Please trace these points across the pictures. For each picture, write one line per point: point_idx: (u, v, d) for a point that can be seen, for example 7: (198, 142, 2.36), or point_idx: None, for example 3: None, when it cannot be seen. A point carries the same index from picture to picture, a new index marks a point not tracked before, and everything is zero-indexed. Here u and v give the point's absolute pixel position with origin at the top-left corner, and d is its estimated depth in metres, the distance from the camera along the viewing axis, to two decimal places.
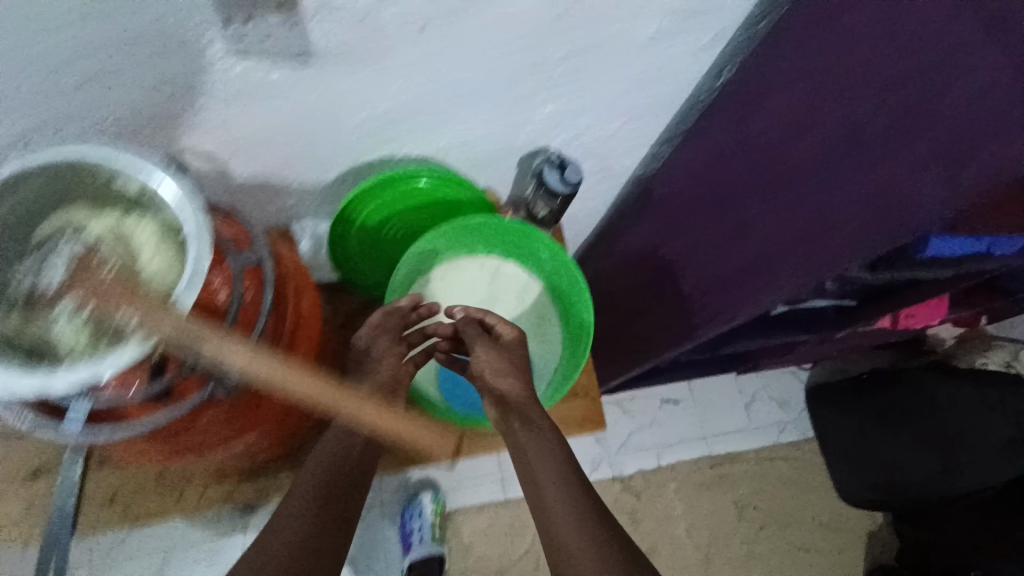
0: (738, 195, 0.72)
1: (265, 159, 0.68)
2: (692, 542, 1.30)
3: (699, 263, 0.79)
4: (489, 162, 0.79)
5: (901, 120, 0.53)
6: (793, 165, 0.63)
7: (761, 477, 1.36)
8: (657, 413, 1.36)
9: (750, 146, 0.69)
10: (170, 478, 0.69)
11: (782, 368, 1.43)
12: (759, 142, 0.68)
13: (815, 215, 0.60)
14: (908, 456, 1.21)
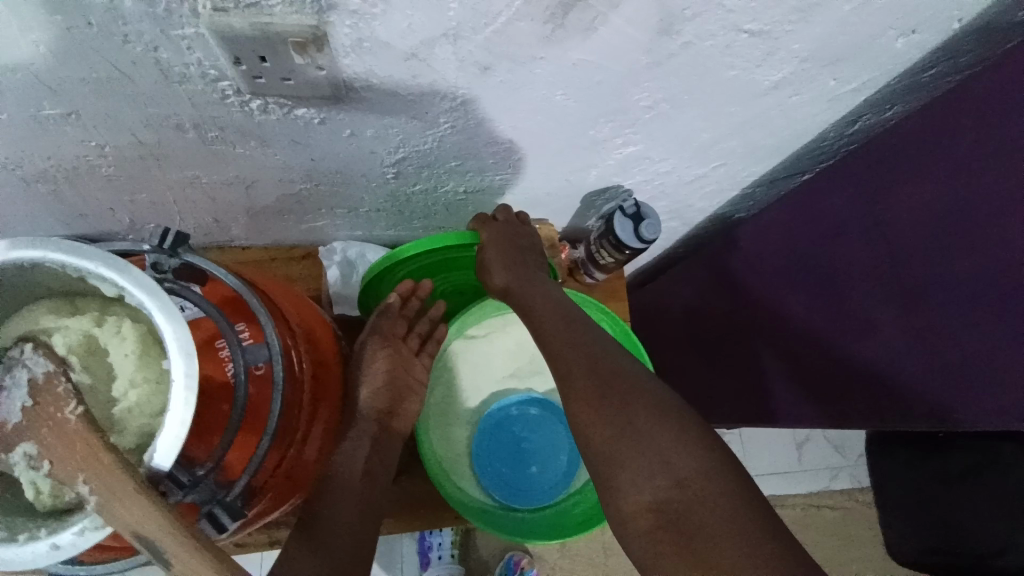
0: (860, 288, 0.58)
1: (290, 185, 0.59)
2: None
3: (795, 342, 0.67)
4: (547, 197, 0.68)
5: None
6: (943, 285, 0.50)
7: (802, 523, 1.26)
8: None
9: (886, 235, 0.55)
10: None
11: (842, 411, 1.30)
12: (900, 235, 0.54)
13: (975, 350, 0.48)
14: (975, 523, 1.05)
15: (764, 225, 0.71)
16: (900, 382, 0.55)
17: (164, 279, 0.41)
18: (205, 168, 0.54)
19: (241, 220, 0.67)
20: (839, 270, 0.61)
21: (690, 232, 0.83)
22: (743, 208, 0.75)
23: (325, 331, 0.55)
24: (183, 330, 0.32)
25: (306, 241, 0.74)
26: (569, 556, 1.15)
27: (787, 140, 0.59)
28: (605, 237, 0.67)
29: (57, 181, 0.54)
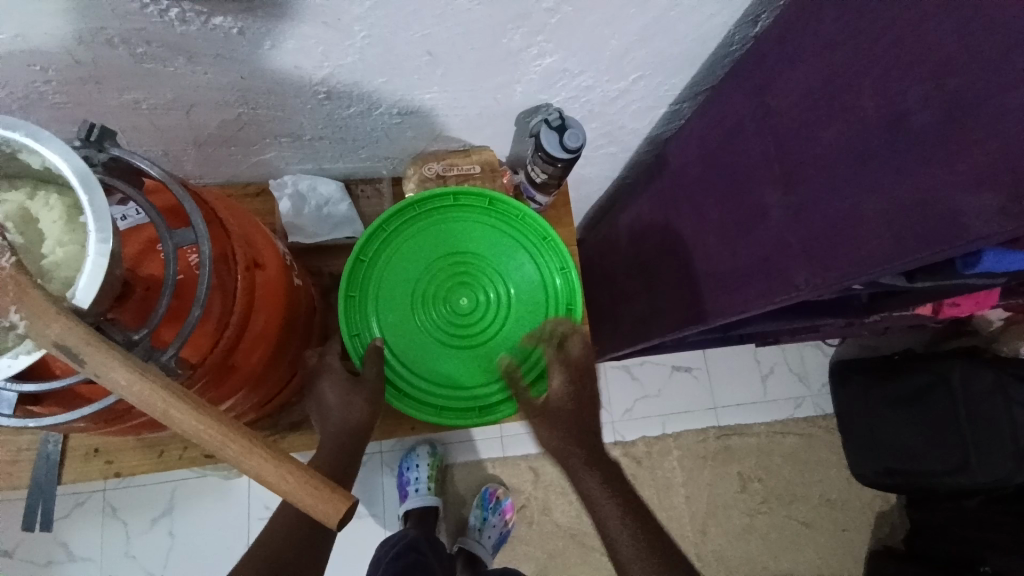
0: (757, 177, 0.62)
1: (229, 109, 0.63)
2: (689, 513, 1.26)
3: (716, 244, 0.70)
4: (480, 119, 0.72)
5: (948, 125, 0.43)
6: (812, 167, 0.54)
7: (769, 449, 1.31)
8: (664, 381, 1.31)
9: (774, 126, 0.59)
10: (148, 439, 0.69)
11: (805, 343, 1.35)
12: (785, 122, 0.57)
13: (839, 215, 0.51)
14: (927, 443, 1.13)
15: (690, 140, 0.75)
16: (796, 261, 0.56)
17: (96, 171, 0.46)
18: (145, 91, 0.58)
19: (191, 153, 0.70)
20: (760, 160, 0.61)
21: (628, 155, 0.87)
22: (671, 126, 0.80)
23: (267, 239, 0.61)
24: (95, 192, 0.36)
25: (258, 176, 0.78)
26: (543, 486, 1.20)
27: (695, 46, 0.63)
28: (536, 153, 0.71)
29: (11, 111, 0.58)
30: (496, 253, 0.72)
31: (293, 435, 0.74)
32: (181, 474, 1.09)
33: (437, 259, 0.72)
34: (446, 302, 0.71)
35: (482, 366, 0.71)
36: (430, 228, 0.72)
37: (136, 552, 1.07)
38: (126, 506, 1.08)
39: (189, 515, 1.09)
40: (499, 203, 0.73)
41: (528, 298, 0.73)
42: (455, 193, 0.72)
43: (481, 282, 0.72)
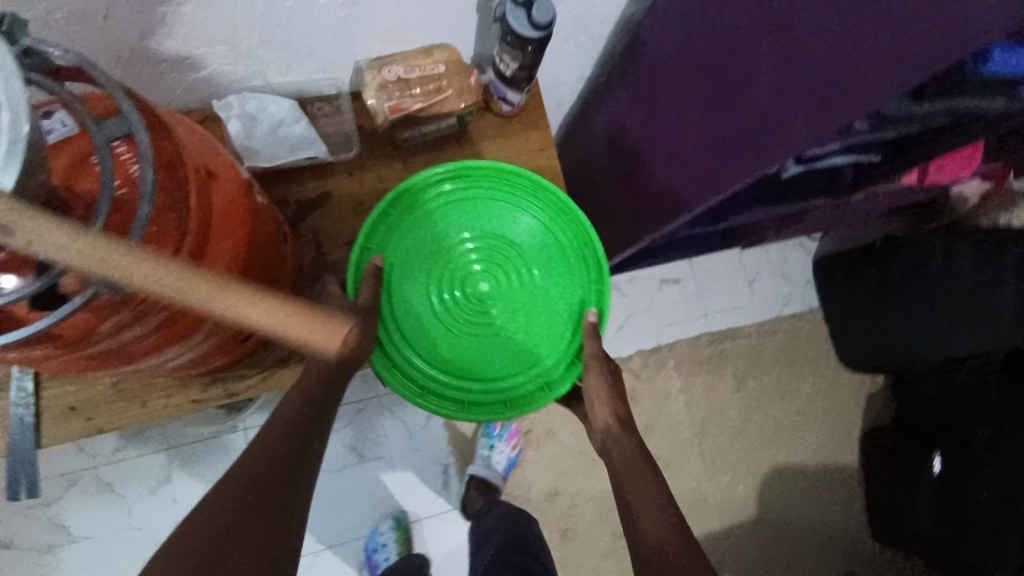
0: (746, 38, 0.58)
1: (152, 9, 0.55)
2: (690, 419, 1.26)
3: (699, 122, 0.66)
4: (439, 7, 0.66)
5: None
6: None
7: (761, 347, 1.32)
8: (654, 294, 1.30)
9: None
10: (128, 391, 0.65)
11: (786, 241, 1.36)
12: None
13: None
14: (907, 326, 1.15)
15: (668, 14, 0.70)
16: (795, 110, 0.53)
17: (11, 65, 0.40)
18: None
19: (118, 76, 0.62)
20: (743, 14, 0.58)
21: (599, 46, 0.82)
22: (642, 5, 0.75)
23: (221, 151, 0.55)
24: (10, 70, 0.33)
25: (202, 101, 0.71)
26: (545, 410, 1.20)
27: None
28: (505, 40, 0.65)
29: None
30: (549, 270, 0.71)
31: (282, 370, 0.69)
32: (175, 440, 1.07)
33: (484, 236, 0.70)
34: (468, 279, 0.70)
35: (479, 355, 0.69)
36: (462, 202, 0.70)
37: (139, 523, 1.05)
38: (122, 480, 1.05)
39: (187, 479, 1.07)
40: (588, 246, 0.71)
41: (548, 295, 0.71)
42: (566, 203, 0.70)
43: (517, 283, 0.70)
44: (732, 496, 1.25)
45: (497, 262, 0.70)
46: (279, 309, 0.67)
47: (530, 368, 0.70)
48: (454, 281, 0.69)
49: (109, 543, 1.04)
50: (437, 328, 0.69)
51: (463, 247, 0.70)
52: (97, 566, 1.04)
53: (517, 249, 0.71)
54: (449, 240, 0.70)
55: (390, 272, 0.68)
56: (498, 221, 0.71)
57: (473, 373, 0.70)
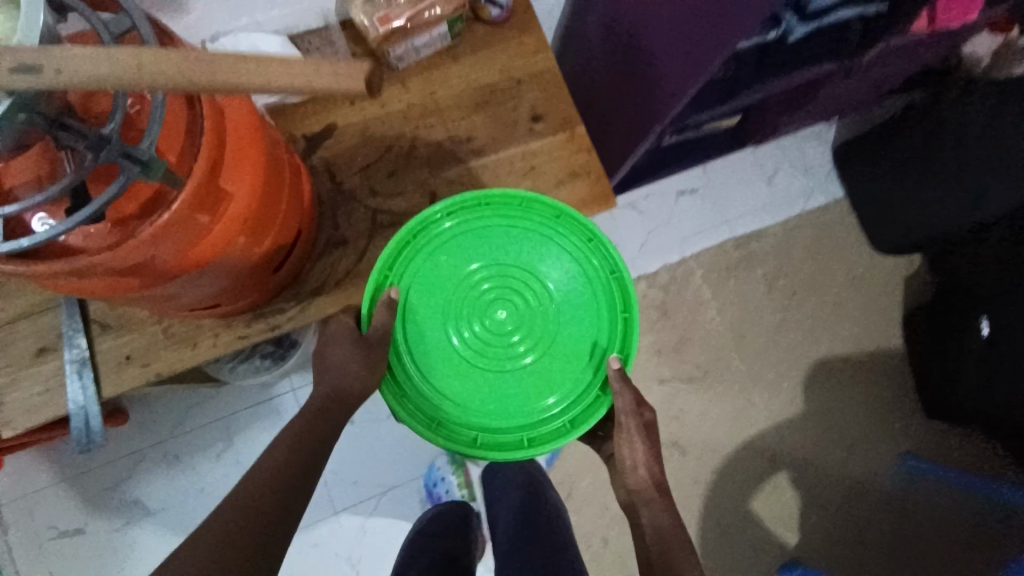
0: None
1: None
2: (725, 324, 1.24)
3: None
4: None
5: None
6: None
7: (789, 245, 1.30)
8: (672, 207, 1.29)
9: None
10: (177, 334, 0.68)
11: (799, 133, 1.33)
12: None
13: None
14: (940, 188, 1.10)
15: None
16: None
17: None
18: None
19: None
20: None
21: None
22: None
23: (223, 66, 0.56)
24: None
25: None
26: None
27: None
28: None
29: None
30: (572, 302, 0.70)
31: (319, 298, 0.71)
32: (229, 407, 1.11)
33: (508, 268, 0.69)
34: (491, 311, 0.69)
35: (498, 390, 0.68)
36: (481, 230, 0.69)
37: (207, 490, 1.10)
38: (186, 451, 1.10)
39: (246, 443, 1.11)
40: (615, 278, 0.70)
41: (571, 324, 0.70)
42: (594, 233, 0.70)
43: (540, 317, 0.69)
44: (779, 395, 1.23)
45: (518, 292, 0.69)
46: (307, 237, 0.69)
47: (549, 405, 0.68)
48: (475, 311, 0.68)
49: (182, 511, 1.09)
50: (454, 362, 0.68)
51: (483, 278, 0.69)
52: (175, 535, 1.09)
53: (537, 277, 0.70)
54: (468, 268, 0.69)
55: (408, 303, 0.68)
56: (517, 251, 0.69)
57: (489, 408, 0.68)
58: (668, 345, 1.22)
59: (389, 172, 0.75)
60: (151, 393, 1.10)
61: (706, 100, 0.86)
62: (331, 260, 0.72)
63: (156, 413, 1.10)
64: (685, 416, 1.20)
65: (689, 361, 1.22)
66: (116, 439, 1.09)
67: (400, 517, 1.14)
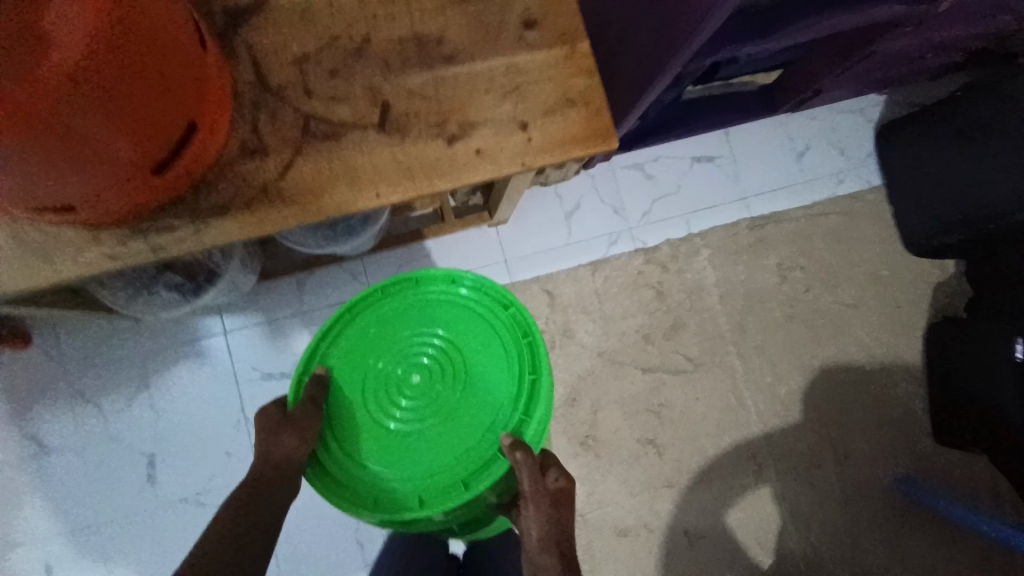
0: None
1: None
2: (727, 313, 1.09)
3: None
4: None
5: None
6: None
7: (811, 232, 1.14)
8: (685, 175, 1.12)
9: None
10: (35, 243, 0.54)
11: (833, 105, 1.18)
12: None
13: None
14: (994, 170, 0.96)
15: None
16: None
17: None
18: None
19: None
20: None
21: None
22: None
23: None
24: None
25: None
26: (561, 308, 1.06)
27: None
28: None
29: None
30: (488, 370, 0.69)
31: (221, 219, 0.55)
32: (155, 342, 0.99)
33: (425, 336, 0.71)
34: (405, 375, 0.69)
35: (406, 454, 0.67)
36: (411, 301, 0.72)
37: (120, 432, 0.98)
38: (100, 386, 0.98)
39: (168, 384, 0.99)
40: (529, 345, 0.69)
41: (486, 394, 0.69)
42: (513, 301, 0.71)
43: (452, 381, 0.69)
44: (776, 400, 1.09)
45: (439, 369, 0.70)
46: (210, 135, 0.52)
47: (452, 473, 0.67)
48: (394, 384, 0.69)
49: (90, 453, 0.97)
50: (368, 426, 0.68)
51: (406, 346, 0.70)
52: (78, 479, 0.97)
53: (459, 358, 0.70)
54: (394, 334, 0.71)
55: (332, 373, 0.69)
56: (443, 319, 0.71)
57: (395, 469, 0.67)
58: (658, 331, 1.08)
59: (329, 69, 0.58)
60: (64, 318, 0.98)
61: (743, 30, 0.70)
62: (243, 169, 0.56)
63: (70, 339, 0.98)
64: (668, 411, 1.06)
65: (681, 349, 1.08)
66: (24, 364, 0.97)
67: None
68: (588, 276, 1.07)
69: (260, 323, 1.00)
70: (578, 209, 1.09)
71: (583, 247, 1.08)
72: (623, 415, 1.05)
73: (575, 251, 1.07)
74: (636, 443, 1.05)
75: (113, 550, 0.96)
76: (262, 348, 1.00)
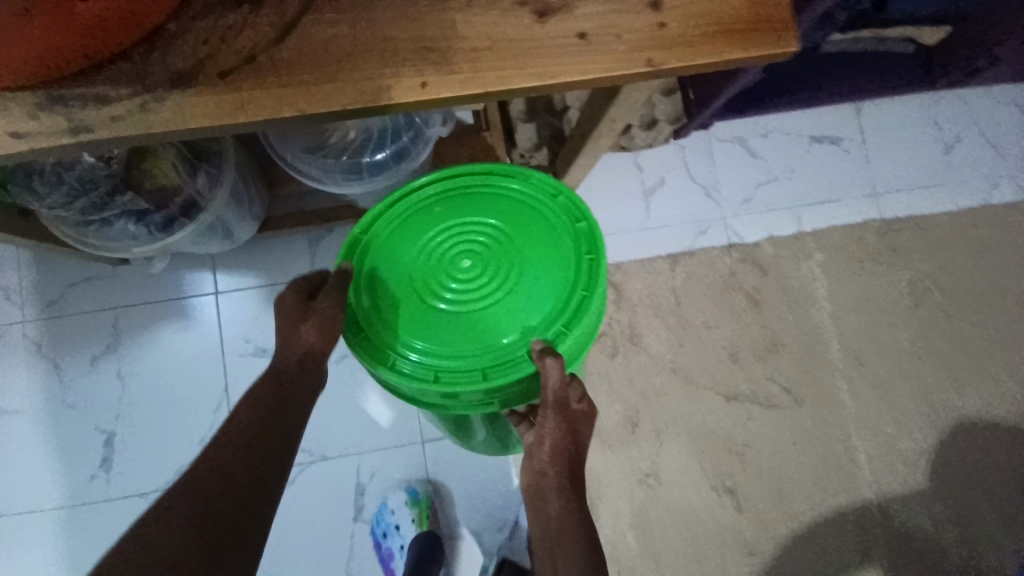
0: None
1: None
2: (838, 335, 0.86)
3: None
4: None
5: None
6: None
7: (954, 245, 0.90)
8: (799, 156, 0.89)
9: None
10: None
11: (996, 90, 0.93)
12: None
13: None
14: None
15: None
16: None
17: None
18: None
19: None
20: None
21: None
22: None
23: None
24: None
25: None
26: (628, 307, 0.85)
27: None
28: None
29: None
30: (534, 267, 0.49)
31: (178, 94, 0.36)
32: (134, 296, 0.81)
33: (480, 206, 0.50)
34: (453, 249, 0.49)
35: (423, 328, 0.48)
36: (493, 173, 0.51)
37: (77, 399, 0.80)
38: (63, 341, 0.80)
39: (141, 349, 0.80)
40: (591, 260, 0.49)
41: (537, 301, 0.48)
42: (586, 215, 0.50)
43: (504, 270, 0.48)
44: (891, 454, 0.85)
45: (494, 253, 0.49)
46: None
47: (465, 369, 0.47)
48: (437, 250, 0.49)
49: (40, 420, 0.80)
50: (390, 284, 0.49)
51: (467, 219, 0.50)
52: (21, 450, 0.79)
53: (521, 253, 0.49)
54: (456, 199, 0.51)
55: (377, 219, 0.51)
56: (521, 201, 0.50)
57: (401, 339, 0.48)
58: (748, 349, 0.85)
59: None
60: (35, 256, 0.82)
61: None
62: (221, 25, 0.36)
63: (40, 279, 0.81)
64: (752, 452, 0.83)
65: (775, 375, 0.85)
66: None
67: (322, 508, 0.80)
68: (665, 271, 0.86)
69: (260, 286, 0.82)
70: (660, 185, 0.87)
71: (662, 234, 0.86)
72: (695, 452, 0.83)
73: (652, 238, 0.85)
74: (709, 489, 0.82)
75: (46, 546, 0.77)
76: (258, 316, 0.81)
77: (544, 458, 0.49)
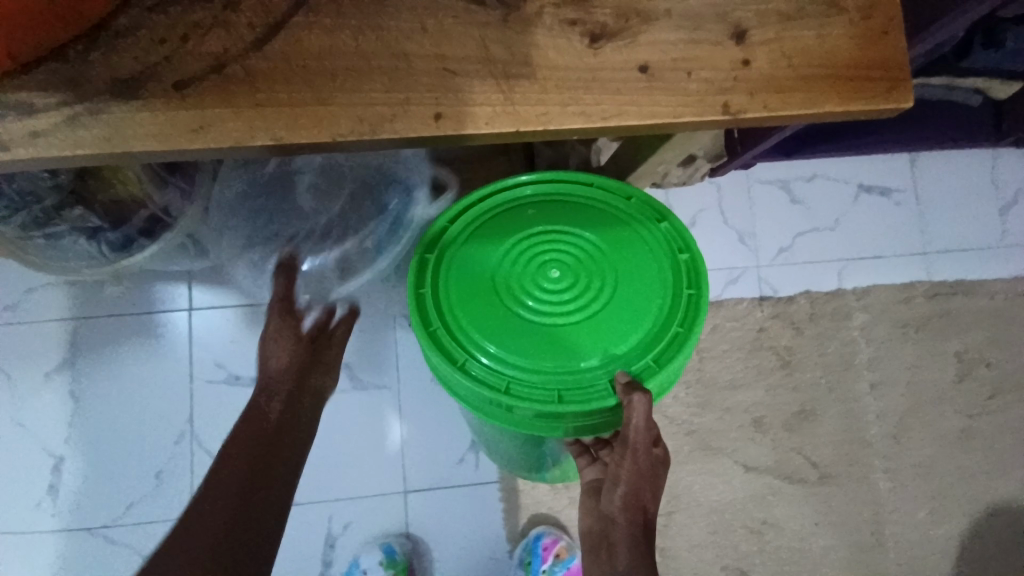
0: None
1: None
2: (875, 408, 0.77)
3: None
4: None
5: None
6: None
7: (1009, 317, 0.81)
8: (842, 207, 0.81)
9: None
10: None
11: None
12: None
13: None
14: None
15: None
16: None
17: None
18: None
19: None
20: None
21: None
22: None
23: None
24: None
25: None
26: None
27: None
28: None
29: None
30: (629, 288, 0.43)
31: (120, 103, 0.28)
32: (100, 307, 0.73)
33: (580, 216, 0.45)
34: (547, 256, 0.44)
35: (504, 335, 0.42)
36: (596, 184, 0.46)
37: (22, 417, 0.71)
38: (15, 351, 0.72)
39: (100, 368, 0.72)
40: (690, 295, 0.43)
41: (629, 327, 0.42)
42: (689, 245, 0.44)
43: (597, 287, 0.43)
44: (932, 552, 0.75)
45: (590, 268, 0.43)
46: None
47: (542, 389, 0.41)
48: (528, 254, 0.44)
49: None
50: (474, 280, 0.44)
51: (565, 226, 0.44)
52: None
53: (617, 274, 0.43)
54: (554, 206, 0.46)
55: (466, 211, 0.46)
56: (623, 217, 0.45)
57: (478, 342, 0.42)
58: (775, 417, 0.76)
59: None
60: None
61: None
62: (186, 22, 0.29)
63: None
64: (773, 534, 0.74)
65: (804, 448, 0.76)
66: None
67: (287, 563, 0.71)
68: None
69: (240, 307, 0.74)
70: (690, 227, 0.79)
71: None
72: (710, 529, 0.74)
73: None
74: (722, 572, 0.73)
75: None
76: (236, 338, 0.73)
77: (613, 504, 0.42)
